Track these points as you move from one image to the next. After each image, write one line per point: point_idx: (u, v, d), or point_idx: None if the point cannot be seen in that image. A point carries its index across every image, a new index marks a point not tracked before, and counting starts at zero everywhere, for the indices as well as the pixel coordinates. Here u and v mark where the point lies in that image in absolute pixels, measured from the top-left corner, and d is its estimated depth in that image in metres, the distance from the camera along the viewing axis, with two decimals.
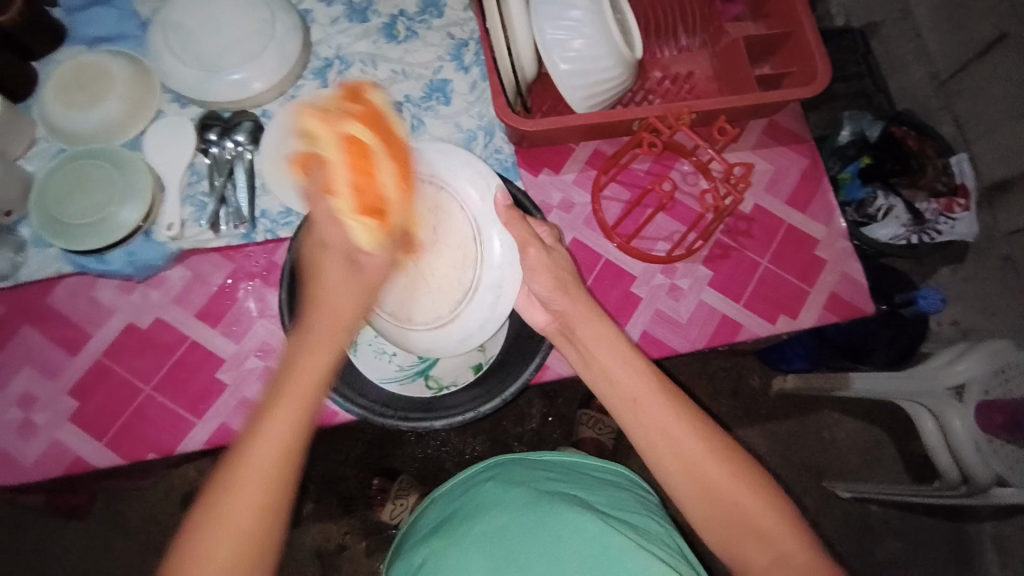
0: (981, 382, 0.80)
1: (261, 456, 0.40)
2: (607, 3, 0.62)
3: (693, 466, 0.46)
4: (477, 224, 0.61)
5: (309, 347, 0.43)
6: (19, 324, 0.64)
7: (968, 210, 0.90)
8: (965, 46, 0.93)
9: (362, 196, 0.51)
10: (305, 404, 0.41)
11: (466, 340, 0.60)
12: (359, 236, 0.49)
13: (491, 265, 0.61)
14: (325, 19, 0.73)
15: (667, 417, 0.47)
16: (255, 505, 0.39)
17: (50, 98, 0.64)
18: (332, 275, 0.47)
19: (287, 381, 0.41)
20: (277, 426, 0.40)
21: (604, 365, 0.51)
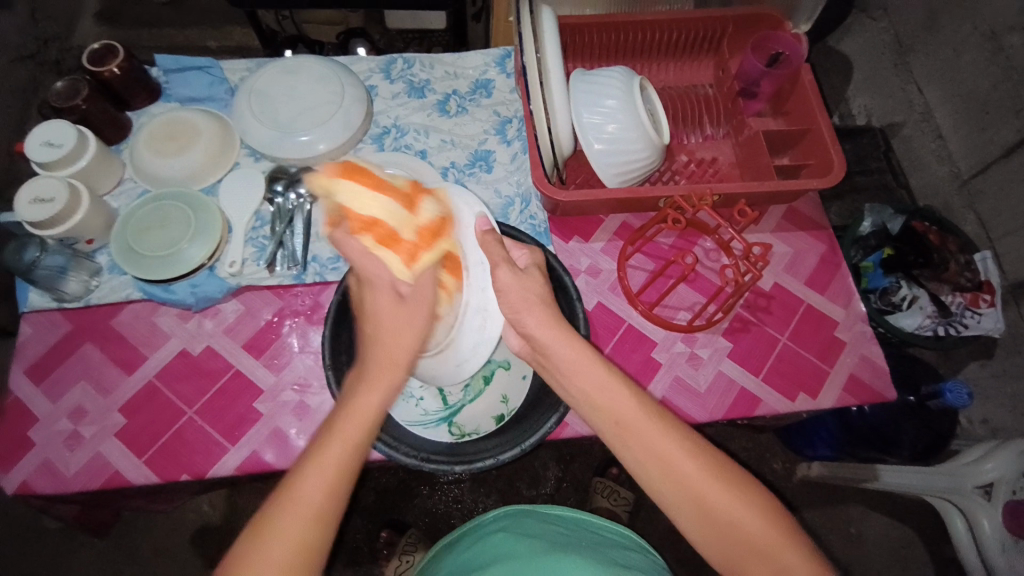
0: (1008, 480, 0.78)
1: (320, 476, 0.43)
2: (639, 94, 0.69)
3: (691, 489, 0.45)
4: (463, 252, 0.61)
5: (367, 383, 0.47)
6: (83, 341, 0.70)
7: (994, 306, 0.91)
8: (985, 149, 0.96)
9: (384, 231, 0.53)
10: (363, 432, 0.46)
11: (463, 364, 0.61)
12: (398, 268, 0.52)
13: (478, 284, 0.60)
14: (388, 94, 0.83)
15: (660, 439, 0.46)
16: (310, 516, 0.42)
17: (142, 147, 0.73)
18: (378, 308, 0.50)
19: (348, 412, 0.46)
20: (337, 449, 0.44)
21: (588, 390, 0.49)
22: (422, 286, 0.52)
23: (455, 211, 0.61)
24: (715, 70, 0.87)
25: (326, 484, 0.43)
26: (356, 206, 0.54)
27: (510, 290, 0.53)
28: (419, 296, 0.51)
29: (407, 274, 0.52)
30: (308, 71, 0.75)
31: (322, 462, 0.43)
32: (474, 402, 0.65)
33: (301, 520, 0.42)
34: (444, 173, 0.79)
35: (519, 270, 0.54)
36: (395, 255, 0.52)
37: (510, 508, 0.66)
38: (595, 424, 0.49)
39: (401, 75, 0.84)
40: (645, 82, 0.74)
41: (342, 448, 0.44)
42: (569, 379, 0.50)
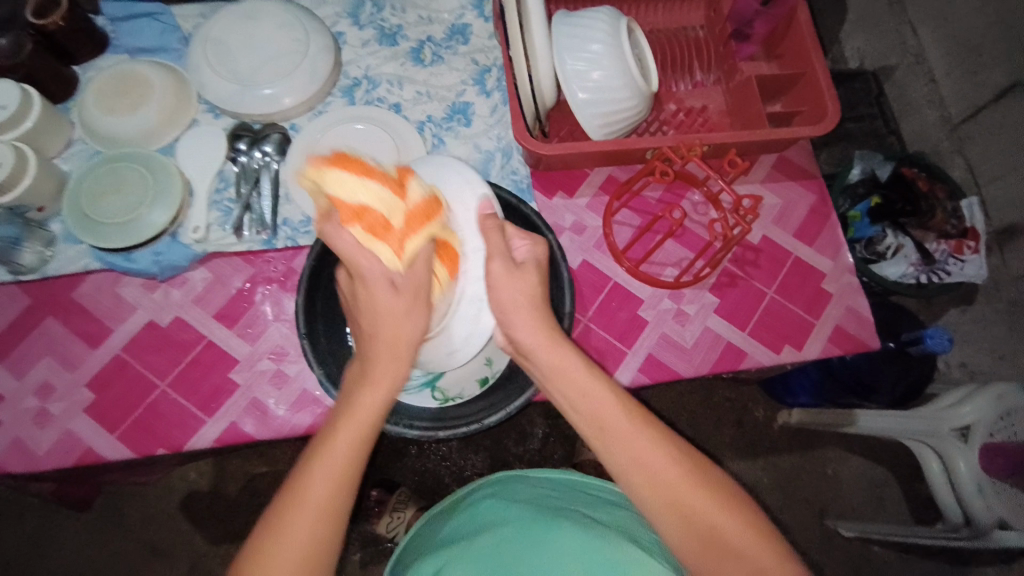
0: (986, 424, 0.80)
1: (331, 464, 0.42)
2: (626, 38, 0.65)
3: (669, 493, 0.45)
4: (461, 234, 0.56)
5: (370, 378, 0.45)
6: (43, 315, 0.66)
7: (978, 252, 0.91)
8: (978, 92, 0.93)
9: (377, 219, 0.48)
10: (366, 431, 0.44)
11: (451, 354, 0.57)
12: (390, 258, 0.48)
13: (473, 271, 0.55)
14: (357, 41, 0.77)
15: (638, 442, 0.46)
16: (324, 497, 0.41)
17: (91, 103, 0.67)
18: (380, 297, 0.46)
19: (350, 413, 0.44)
20: (340, 455, 0.42)
21: (567, 392, 0.48)
22: (415, 275, 0.48)
23: (457, 190, 0.57)
24: (706, 10, 0.82)
25: (338, 474, 0.42)
26: (343, 193, 0.48)
27: (523, 273, 0.51)
28: (414, 283, 0.48)
29: (399, 263, 0.48)
30: (269, 16, 0.69)
31: (332, 455, 0.42)
32: (456, 363, 0.63)
33: (307, 534, 0.41)
34: (420, 128, 0.75)
35: (514, 265, 0.52)
36: (376, 240, 0.47)
37: (501, 474, 0.65)
38: (575, 425, 0.49)
39: (371, 20, 0.77)
40: (632, 24, 0.69)
41: (343, 456, 0.43)
42: (547, 381, 0.50)
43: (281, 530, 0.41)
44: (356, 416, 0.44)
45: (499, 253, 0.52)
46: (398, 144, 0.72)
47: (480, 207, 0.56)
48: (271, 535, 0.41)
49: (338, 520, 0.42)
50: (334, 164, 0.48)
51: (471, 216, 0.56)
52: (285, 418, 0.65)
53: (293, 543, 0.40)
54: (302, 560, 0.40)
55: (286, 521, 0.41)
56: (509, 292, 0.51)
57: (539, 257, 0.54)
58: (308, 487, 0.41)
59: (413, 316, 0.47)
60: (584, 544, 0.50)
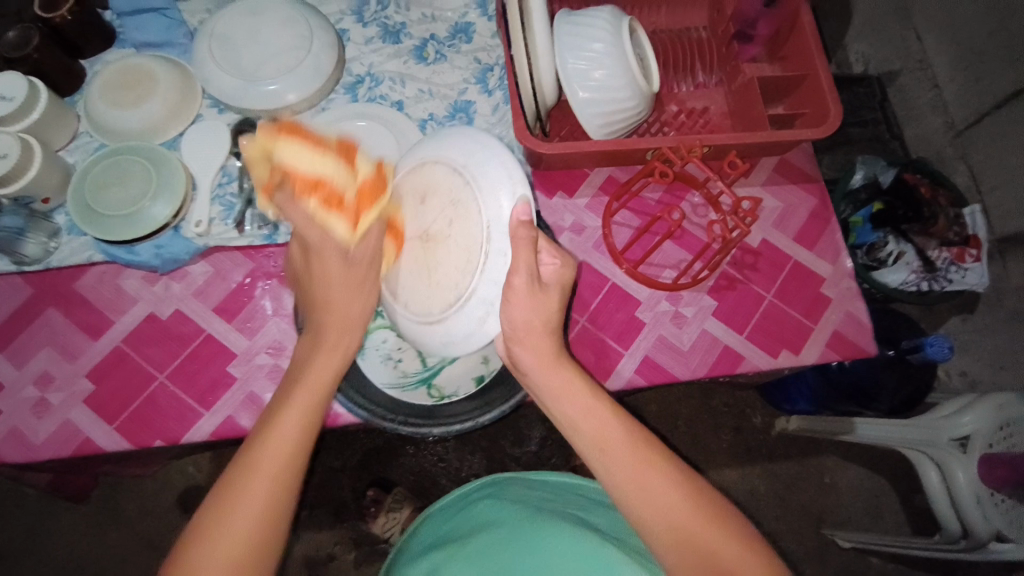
0: (985, 435, 0.79)
1: (285, 430, 0.44)
2: (628, 39, 0.65)
3: (652, 501, 0.45)
4: (489, 233, 0.52)
5: (322, 348, 0.48)
6: (45, 306, 0.67)
7: (979, 260, 0.91)
8: (982, 99, 0.93)
9: (329, 190, 0.52)
10: (317, 397, 0.46)
11: (447, 346, 0.55)
12: (343, 232, 0.51)
13: (492, 274, 0.52)
14: (361, 39, 0.77)
15: (635, 461, 0.46)
16: (284, 456, 0.43)
17: (95, 95, 0.68)
18: (331, 269, 0.50)
19: (306, 377, 0.47)
20: (294, 419, 0.44)
21: (570, 413, 0.49)
22: (369, 246, 0.51)
23: (493, 184, 0.52)
24: (709, 11, 0.82)
25: (291, 441, 0.44)
26: (308, 165, 0.53)
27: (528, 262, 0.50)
28: (366, 259, 0.51)
29: (352, 237, 0.51)
30: (275, 12, 0.69)
31: (285, 418, 0.44)
32: (454, 363, 0.63)
33: (266, 488, 0.42)
34: (421, 126, 0.75)
35: (537, 288, 0.51)
36: (323, 210, 0.51)
37: (497, 475, 0.66)
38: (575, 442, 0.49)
39: (375, 18, 0.78)
40: (635, 25, 0.69)
41: (298, 419, 0.45)
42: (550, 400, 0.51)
43: (239, 485, 0.42)
44: (309, 381, 0.47)
45: (525, 270, 0.50)
46: (399, 141, 0.73)
47: (516, 209, 0.51)
48: (230, 492, 0.42)
49: (299, 467, 0.44)
50: (280, 129, 0.54)
51: (506, 214, 0.52)
52: None
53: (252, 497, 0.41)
54: (264, 514, 0.41)
55: (250, 473, 0.42)
56: (524, 313, 0.50)
57: (565, 279, 0.53)
58: (265, 446, 0.43)
59: (367, 285, 0.51)
60: (575, 545, 0.50)
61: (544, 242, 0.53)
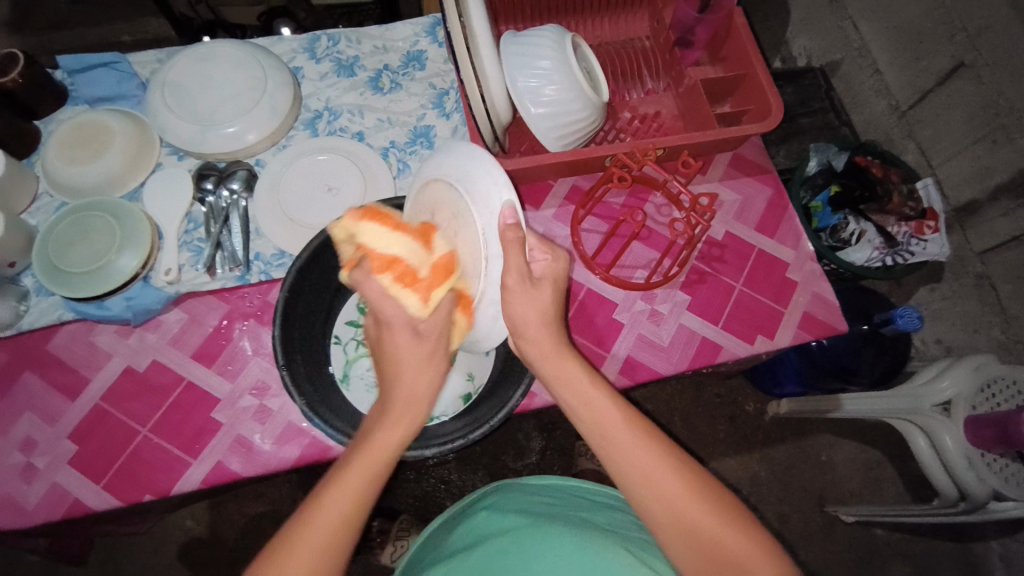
0: (966, 397, 0.82)
1: (336, 501, 0.45)
2: (573, 53, 0.68)
3: (675, 508, 0.46)
4: (485, 240, 0.51)
5: (387, 421, 0.49)
6: (21, 370, 0.66)
7: (937, 231, 0.94)
8: (922, 77, 0.97)
9: (399, 269, 0.51)
10: (372, 473, 0.47)
11: (472, 344, 0.58)
12: (414, 306, 0.51)
13: (494, 278, 0.52)
14: (315, 75, 0.78)
15: (644, 455, 0.48)
16: (341, 511, 0.45)
17: (52, 155, 0.68)
18: (404, 350, 0.51)
19: (366, 445, 0.48)
20: (355, 483, 0.46)
21: (574, 403, 0.52)
22: (437, 321, 0.51)
23: (484, 192, 0.51)
24: (651, 21, 0.85)
25: (341, 513, 0.45)
26: (377, 244, 0.52)
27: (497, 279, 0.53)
28: (434, 334, 0.51)
29: (425, 311, 0.51)
30: (226, 57, 0.70)
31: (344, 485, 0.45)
32: (439, 383, 0.66)
33: (315, 553, 0.43)
34: (384, 154, 0.76)
35: (530, 284, 0.52)
36: (393, 283, 0.51)
37: (494, 485, 0.66)
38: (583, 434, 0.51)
39: (327, 54, 0.79)
40: (578, 39, 0.72)
41: (361, 481, 0.46)
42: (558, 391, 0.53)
43: (294, 544, 0.43)
44: (372, 450, 0.48)
45: (516, 270, 0.50)
46: (364, 172, 0.74)
47: (501, 215, 0.50)
48: (278, 558, 0.43)
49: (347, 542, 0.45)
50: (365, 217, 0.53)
51: (492, 222, 0.50)
52: (270, 452, 0.65)
53: (301, 557, 0.43)
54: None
55: (300, 535, 0.44)
56: (521, 308, 0.52)
57: (557, 273, 0.55)
58: (325, 505, 0.45)
59: (431, 371, 0.51)
60: (575, 548, 0.50)
61: (531, 237, 0.54)
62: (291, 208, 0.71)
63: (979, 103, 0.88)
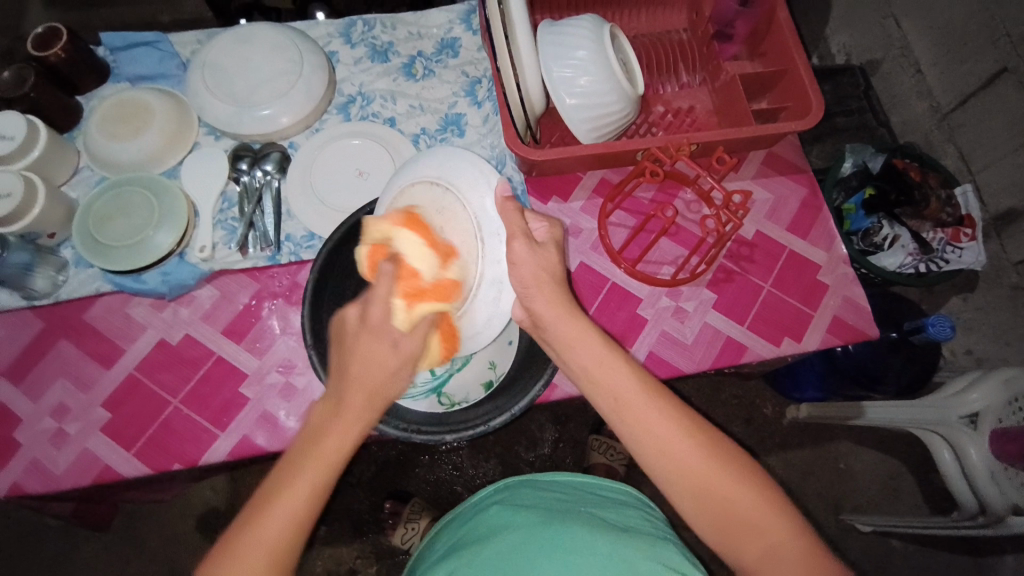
0: (994, 410, 0.80)
1: (291, 501, 0.42)
2: (610, 45, 0.67)
3: (689, 470, 0.47)
4: (479, 222, 0.58)
5: (345, 412, 0.45)
6: (58, 339, 0.68)
7: (974, 239, 0.91)
8: (966, 80, 0.94)
9: (412, 281, 0.52)
10: (329, 470, 0.44)
11: (474, 337, 0.59)
12: (399, 314, 0.50)
13: (493, 255, 0.58)
14: (349, 60, 0.79)
15: (655, 415, 0.48)
16: (303, 503, 0.43)
17: (95, 131, 0.69)
18: (365, 347, 0.47)
19: (320, 444, 0.44)
20: (308, 484, 0.43)
21: (587, 367, 0.51)
22: (414, 339, 0.50)
23: (471, 181, 0.59)
24: (688, 14, 0.84)
25: (296, 510, 0.42)
26: (412, 255, 0.53)
27: (532, 266, 0.54)
28: (411, 349, 0.49)
29: (406, 324, 0.50)
30: (263, 39, 0.71)
31: (297, 493, 0.42)
32: (462, 370, 0.65)
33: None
34: (415, 140, 0.77)
35: (536, 245, 0.54)
36: (401, 301, 0.50)
37: (506, 479, 0.66)
38: (594, 401, 0.51)
39: (362, 39, 0.80)
40: (616, 30, 0.71)
41: (312, 485, 0.43)
42: (569, 355, 0.52)
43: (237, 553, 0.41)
44: (328, 446, 0.44)
45: (519, 232, 0.54)
46: (395, 159, 0.74)
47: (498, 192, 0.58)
48: (239, 549, 0.41)
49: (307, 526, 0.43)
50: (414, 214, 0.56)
51: (489, 204, 0.58)
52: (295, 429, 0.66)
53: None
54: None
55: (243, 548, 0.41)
56: (529, 270, 0.53)
57: (557, 237, 0.56)
58: (276, 504, 0.42)
59: (399, 375, 0.48)
60: (593, 547, 0.50)
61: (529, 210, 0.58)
62: (322, 191, 0.72)
63: (1022, 107, 0.86)
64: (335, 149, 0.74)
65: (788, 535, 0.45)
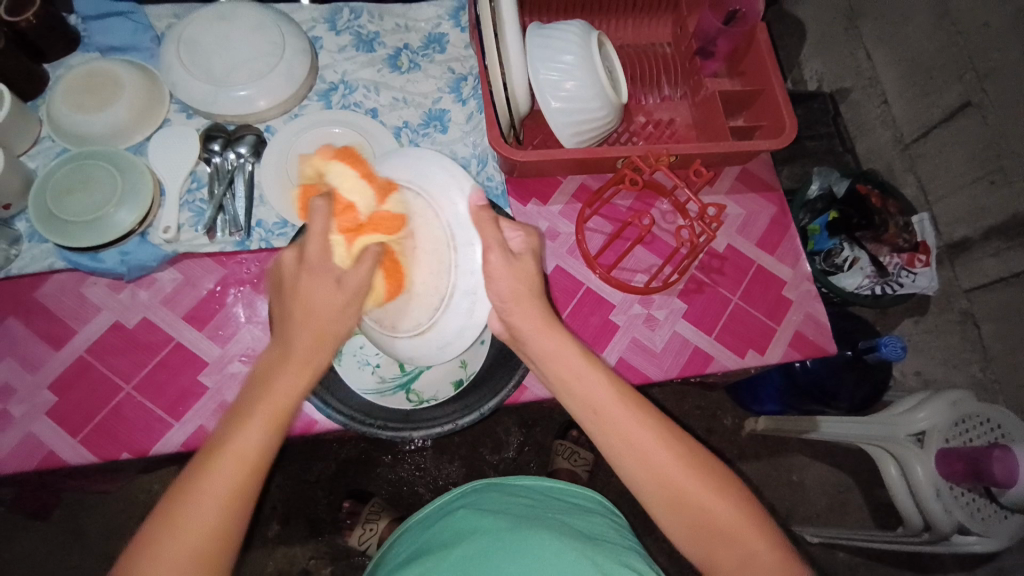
0: (940, 430, 0.84)
1: (238, 450, 0.42)
2: (597, 51, 0.68)
3: (666, 480, 0.48)
4: (452, 230, 0.59)
5: (294, 364, 0.46)
6: (4, 316, 0.64)
7: (927, 265, 0.96)
8: (928, 112, 0.98)
9: (351, 215, 0.55)
10: (277, 420, 0.44)
11: (443, 348, 0.60)
12: (339, 251, 0.52)
13: (466, 266, 0.59)
14: (333, 47, 0.78)
15: (634, 427, 0.49)
16: (252, 450, 0.42)
17: (58, 99, 0.66)
18: (314, 293, 0.47)
19: (266, 392, 0.44)
20: (257, 430, 0.43)
21: (567, 378, 0.51)
22: (360, 271, 0.50)
23: (442, 188, 0.60)
24: (673, 28, 0.86)
25: (246, 458, 0.42)
26: (344, 187, 0.58)
27: (511, 265, 0.53)
28: (357, 285, 0.49)
29: (347, 258, 0.52)
30: (244, 17, 0.69)
31: (244, 443, 0.42)
32: (432, 367, 0.64)
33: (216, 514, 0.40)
34: (396, 133, 0.76)
35: (512, 256, 0.54)
36: (342, 237, 0.53)
37: (475, 482, 0.66)
38: (573, 412, 0.52)
39: (348, 27, 0.78)
40: (604, 37, 0.72)
41: (260, 433, 0.43)
42: (547, 367, 0.52)
43: (183, 514, 0.40)
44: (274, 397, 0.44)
45: (496, 245, 0.54)
46: (375, 151, 0.73)
47: (470, 200, 0.59)
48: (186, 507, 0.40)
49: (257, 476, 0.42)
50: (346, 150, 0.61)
51: (461, 210, 0.60)
52: None
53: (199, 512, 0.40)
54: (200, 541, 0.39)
55: (207, 473, 0.41)
56: (507, 283, 0.53)
57: (535, 247, 0.56)
58: (223, 455, 0.42)
59: (348, 312, 0.49)
60: (558, 552, 0.50)
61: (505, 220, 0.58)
62: (298, 178, 0.71)
63: (979, 142, 0.90)
64: (314, 136, 0.72)
65: (762, 544, 0.46)
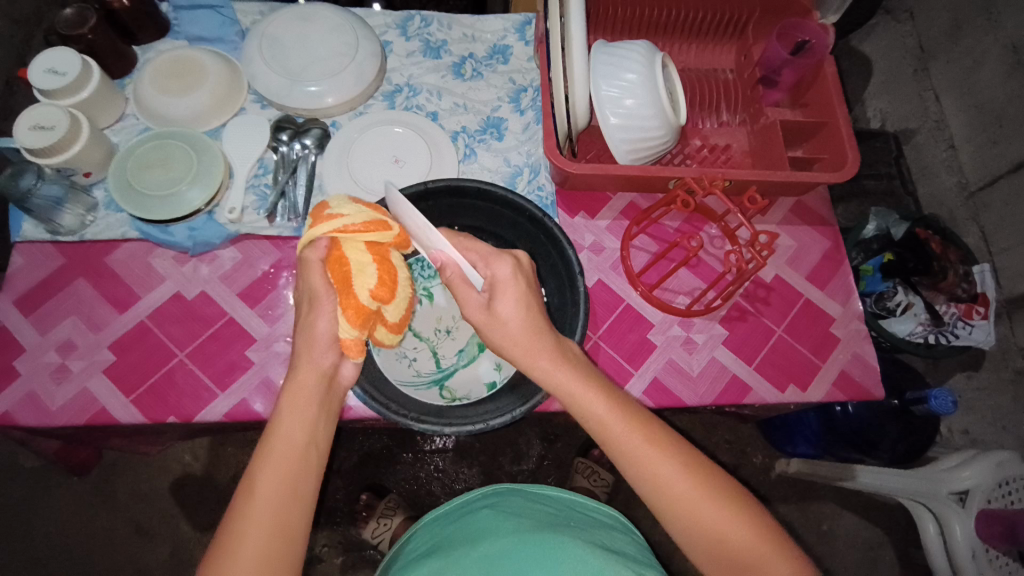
0: (984, 490, 0.79)
1: (286, 435, 0.44)
2: (660, 73, 0.68)
3: (679, 502, 0.45)
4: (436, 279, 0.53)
5: (302, 359, 0.48)
6: (75, 276, 0.69)
7: (986, 318, 0.91)
8: (997, 162, 0.95)
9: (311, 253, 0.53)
10: (310, 403, 0.46)
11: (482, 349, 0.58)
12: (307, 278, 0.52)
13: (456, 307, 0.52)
14: (403, 51, 0.81)
15: (643, 445, 0.47)
16: (298, 431, 0.45)
17: (146, 81, 0.71)
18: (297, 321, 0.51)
19: (290, 391, 0.47)
20: (295, 415, 0.45)
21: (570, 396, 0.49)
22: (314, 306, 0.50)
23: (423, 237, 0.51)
24: (737, 56, 0.86)
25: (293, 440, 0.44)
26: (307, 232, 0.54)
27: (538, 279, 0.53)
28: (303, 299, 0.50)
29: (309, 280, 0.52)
30: (324, 20, 0.73)
31: (288, 426, 0.45)
32: (467, 367, 0.66)
33: (302, 434, 0.45)
34: (453, 137, 0.78)
35: (495, 308, 0.50)
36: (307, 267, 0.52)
37: (496, 486, 0.66)
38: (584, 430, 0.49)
39: (418, 33, 0.82)
40: (667, 60, 0.72)
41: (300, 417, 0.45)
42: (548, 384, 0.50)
43: (244, 503, 0.41)
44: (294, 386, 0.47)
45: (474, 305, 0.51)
46: (431, 151, 0.75)
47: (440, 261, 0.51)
48: (250, 493, 0.42)
49: (309, 455, 0.44)
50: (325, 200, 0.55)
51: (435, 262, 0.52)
52: None
53: (285, 442, 0.44)
54: (294, 456, 0.44)
55: (260, 464, 0.43)
56: (500, 334, 0.50)
57: (516, 287, 0.50)
58: (273, 438, 0.44)
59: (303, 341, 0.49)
60: (579, 560, 0.50)
61: (483, 254, 0.51)
62: (356, 171, 0.73)
63: None
64: (375, 134, 0.75)
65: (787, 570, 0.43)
